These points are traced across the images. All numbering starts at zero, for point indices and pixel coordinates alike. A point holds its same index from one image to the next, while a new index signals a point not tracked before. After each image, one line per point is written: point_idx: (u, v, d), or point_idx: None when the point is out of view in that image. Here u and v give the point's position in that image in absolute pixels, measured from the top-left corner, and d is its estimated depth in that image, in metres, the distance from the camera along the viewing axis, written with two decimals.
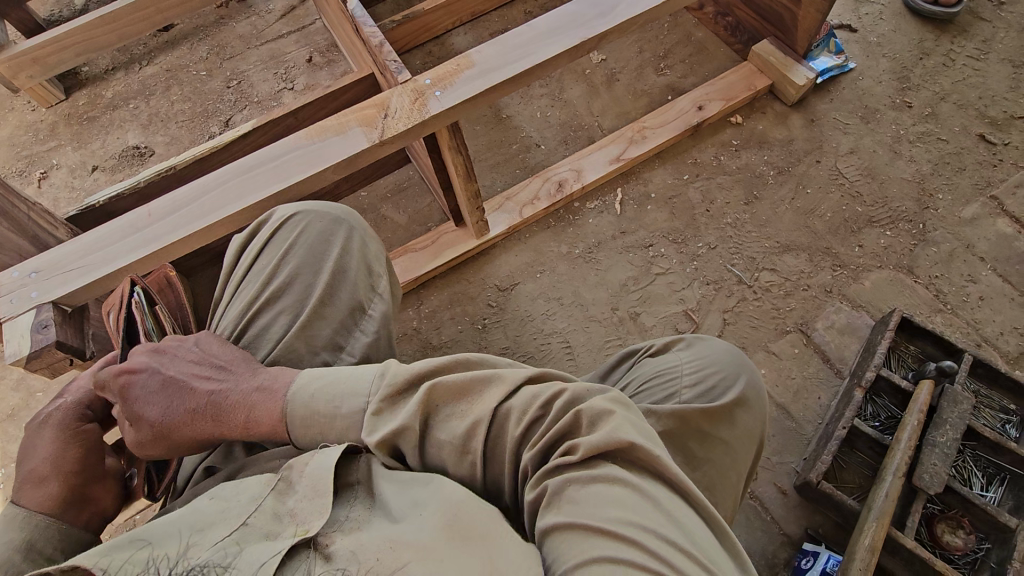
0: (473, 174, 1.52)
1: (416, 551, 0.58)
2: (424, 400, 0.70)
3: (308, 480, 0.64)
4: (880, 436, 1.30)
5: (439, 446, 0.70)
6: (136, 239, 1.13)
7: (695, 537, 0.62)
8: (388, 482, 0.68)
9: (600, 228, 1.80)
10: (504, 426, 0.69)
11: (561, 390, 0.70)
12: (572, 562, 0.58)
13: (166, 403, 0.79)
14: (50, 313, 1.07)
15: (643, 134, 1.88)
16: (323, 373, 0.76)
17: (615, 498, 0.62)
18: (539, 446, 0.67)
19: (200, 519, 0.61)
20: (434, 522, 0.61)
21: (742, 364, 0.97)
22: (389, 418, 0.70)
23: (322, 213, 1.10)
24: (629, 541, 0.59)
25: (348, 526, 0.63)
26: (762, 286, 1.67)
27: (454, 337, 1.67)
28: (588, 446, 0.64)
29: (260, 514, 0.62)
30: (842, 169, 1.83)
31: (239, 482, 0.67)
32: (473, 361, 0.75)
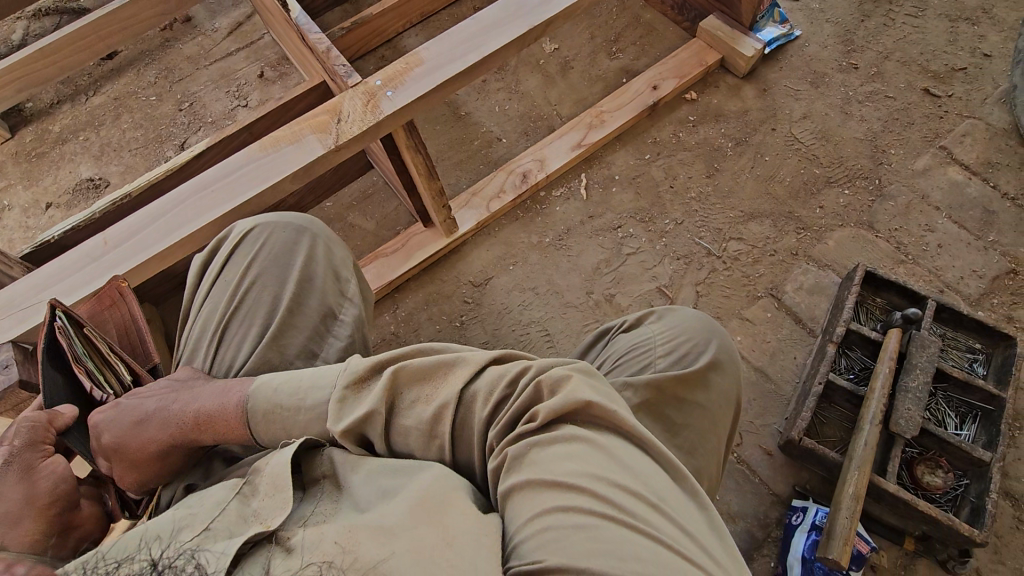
0: (435, 172, 1.52)
1: (376, 533, 0.61)
2: (387, 386, 0.72)
3: (269, 478, 0.68)
4: (856, 388, 1.33)
5: (404, 431, 0.73)
6: (94, 269, 1.11)
7: (650, 482, 0.67)
8: (357, 472, 0.70)
9: (568, 215, 1.81)
10: (471, 407, 0.72)
11: (525, 366, 0.72)
12: (532, 515, 0.64)
13: (126, 431, 0.83)
14: (10, 352, 1.04)
15: (601, 118, 1.90)
16: (287, 373, 0.80)
17: (573, 455, 0.67)
18: (506, 419, 0.70)
19: (167, 527, 0.64)
20: (394, 502, 0.65)
21: (713, 328, 0.99)
22: (354, 407, 0.72)
23: (283, 223, 1.09)
24: (584, 492, 0.64)
25: (314, 519, 0.65)
26: (731, 255, 1.70)
27: (433, 337, 1.67)
28: (548, 411, 0.68)
29: (224, 517, 0.65)
30: (796, 135, 1.87)
31: (206, 491, 0.70)
32: (435, 349, 0.79)
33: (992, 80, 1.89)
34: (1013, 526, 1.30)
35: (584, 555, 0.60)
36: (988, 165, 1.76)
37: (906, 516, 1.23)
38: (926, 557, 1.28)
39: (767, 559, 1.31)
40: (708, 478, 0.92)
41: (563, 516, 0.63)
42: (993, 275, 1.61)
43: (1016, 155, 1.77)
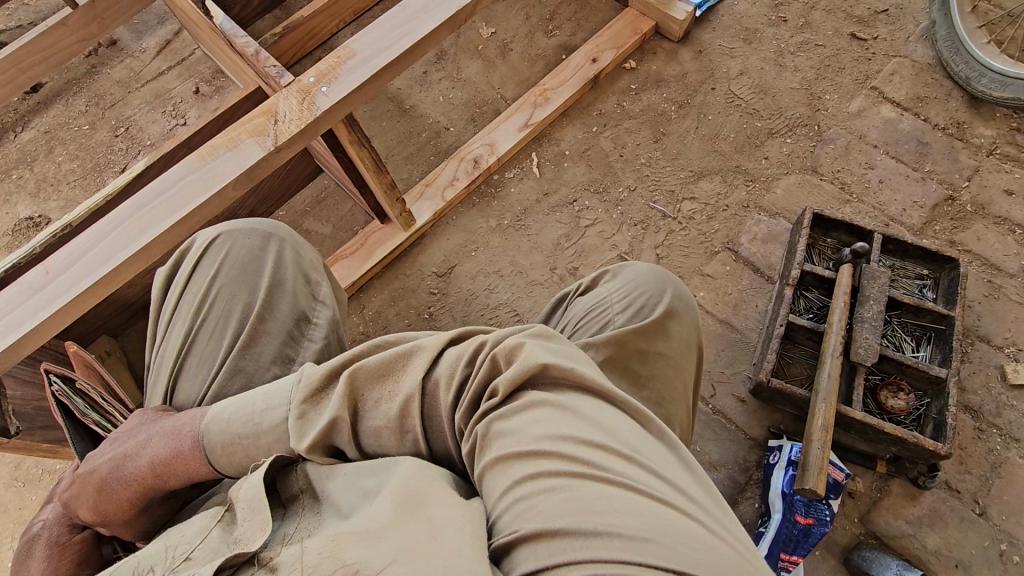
0: (382, 165, 1.50)
1: (360, 536, 0.60)
2: (344, 391, 0.72)
3: (245, 502, 0.67)
4: (816, 325, 1.38)
5: (376, 432, 0.72)
6: (38, 300, 1.08)
7: (619, 433, 0.67)
8: (335, 479, 0.70)
9: (524, 195, 1.82)
10: (436, 395, 0.71)
11: (480, 342, 0.72)
12: (505, 484, 0.63)
13: (89, 500, 0.79)
14: None
15: (545, 96, 1.91)
16: (234, 401, 0.77)
17: (538, 419, 0.67)
18: (470, 395, 0.69)
19: (150, 561, 0.66)
20: (373, 500, 0.64)
21: (666, 279, 1.02)
22: (315, 417, 0.71)
23: (248, 231, 1.07)
24: (553, 453, 0.63)
25: (297, 536, 0.65)
26: (686, 216, 1.73)
27: (404, 332, 1.67)
28: (506, 382, 0.68)
29: (207, 546, 0.66)
30: (736, 91, 1.91)
31: (192, 521, 0.71)
32: (388, 345, 0.78)
33: (912, 18, 1.96)
34: (974, 436, 1.37)
35: (559, 512, 0.59)
36: (918, 100, 1.83)
37: (876, 440, 1.28)
38: (899, 477, 1.33)
39: (751, 501, 1.35)
40: (678, 425, 0.95)
41: (536, 481, 0.62)
42: (932, 203, 1.68)
43: (943, 87, 1.84)
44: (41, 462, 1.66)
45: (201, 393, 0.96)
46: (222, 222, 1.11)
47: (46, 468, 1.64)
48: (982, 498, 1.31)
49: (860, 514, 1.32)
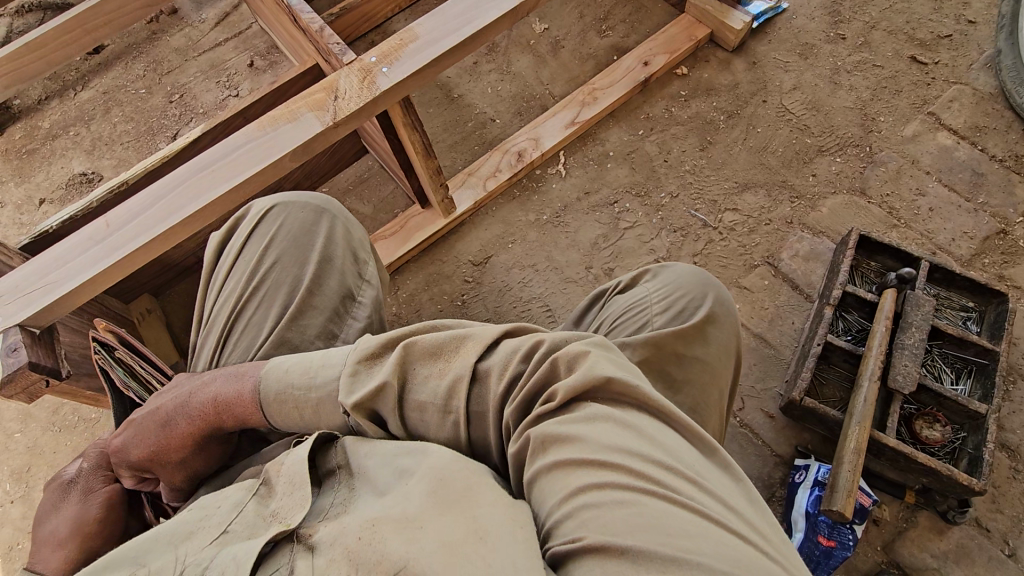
0: (431, 149, 1.51)
1: (397, 523, 0.60)
2: (401, 359, 0.74)
3: (287, 477, 0.69)
4: (854, 348, 1.36)
5: (420, 405, 0.73)
6: (96, 250, 1.12)
7: (681, 455, 0.67)
8: (374, 456, 0.71)
9: (565, 192, 1.83)
10: (486, 383, 0.72)
11: (539, 342, 0.72)
12: (564, 495, 0.63)
13: (144, 438, 0.84)
14: (18, 334, 1.05)
15: (594, 96, 1.91)
16: (296, 356, 0.81)
17: (599, 431, 0.66)
18: (519, 396, 0.70)
19: (182, 530, 0.67)
20: (408, 482, 0.65)
21: (708, 282, 1.01)
22: (368, 376, 0.74)
23: (301, 204, 1.10)
24: (614, 468, 0.63)
25: (336, 510, 0.67)
26: (727, 226, 1.71)
27: (435, 317, 1.69)
28: (566, 389, 0.68)
29: (242, 519, 0.67)
30: (787, 105, 1.89)
31: (221, 492, 0.72)
32: (450, 327, 0.79)
33: (977, 46, 1.91)
34: (1009, 476, 1.34)
35: (624, 530, 0.59)
36: (976, 129, 1.79)
37: (906, 469, 1.26)
38: (926, 509, 1.31)
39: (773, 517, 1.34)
40: (712, 431, 0.95)
41: (597, 494, 0.62)
42: (983, 235, 1.64)
43: (1003, 118, 1.79)
44: (77, 409, 1.71)
45: (250, 355, 0.99)
46: (282, 193, 1.14)
47: (83, 416, 1.70)
48: (1012, 539, 1.28)
49: (883, 542, 1.30)
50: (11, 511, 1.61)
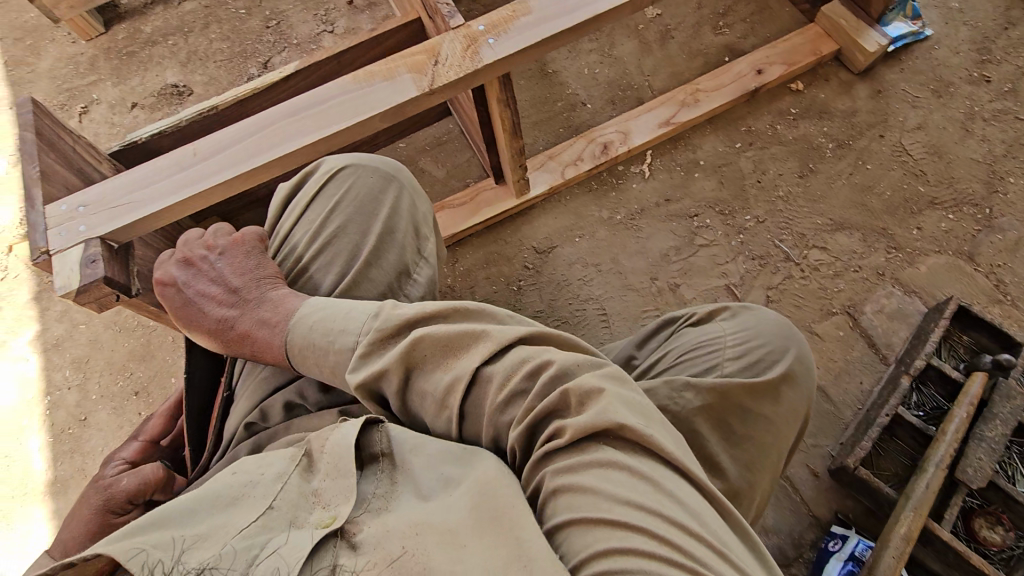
0: (519, 129, 1.45)
1: (444, 541, 0.59)
2: (410, 346, 0.71)
3: (331, 457, 0.66)
4: (925, 426, 1.26)
5: (425, 396, 0.71)
6: (182, 177, 1.13)
7: (701, 518, 0.61)
8: (418, 457, 0.67)
9: (644, 195, 1.74)
10: (485, 388, 0.69)
11: (550, 362, 0.68)
12: (577, 553, 0.58)
13: (189, 320, 0.93)
14: (98, 248, 1.08)
15: (697, 97, 1.79)
16: (327, 309, 0.80)
17: (613, 482, 0.61)
18: (524, 420, 0.66)
19: (226, 497, 0.63)
20: (455, 495, 0.64)
21: (792, 336, 0.93)
22: (377, 355, 0.73)
23: (369, 168, 1.08)
24: (630, 527, 0.58)
25: (375, 505, 0.64)
26: (811, 265, 1.60)
27: (488, 297, 1.66)
28: (577, 428, 0.63)
29: (285, 495, 0.63)
30: (906, 145, 1.73)
31: (263, 456, 0.68)
32: (468, 315, 0.74)
33: None
34: None
35: None
36: None
37: (953, 567, 1.18)
38: None
39: None
40: (763, 497, 0.89)
41: (611, 557, 0.57)
42: None
43: None
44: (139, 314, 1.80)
45: None
46: (355, 154, 1.13)
47: (142, 322, 1.78)
48: None
49: None
50: (68, 397, 1.72)
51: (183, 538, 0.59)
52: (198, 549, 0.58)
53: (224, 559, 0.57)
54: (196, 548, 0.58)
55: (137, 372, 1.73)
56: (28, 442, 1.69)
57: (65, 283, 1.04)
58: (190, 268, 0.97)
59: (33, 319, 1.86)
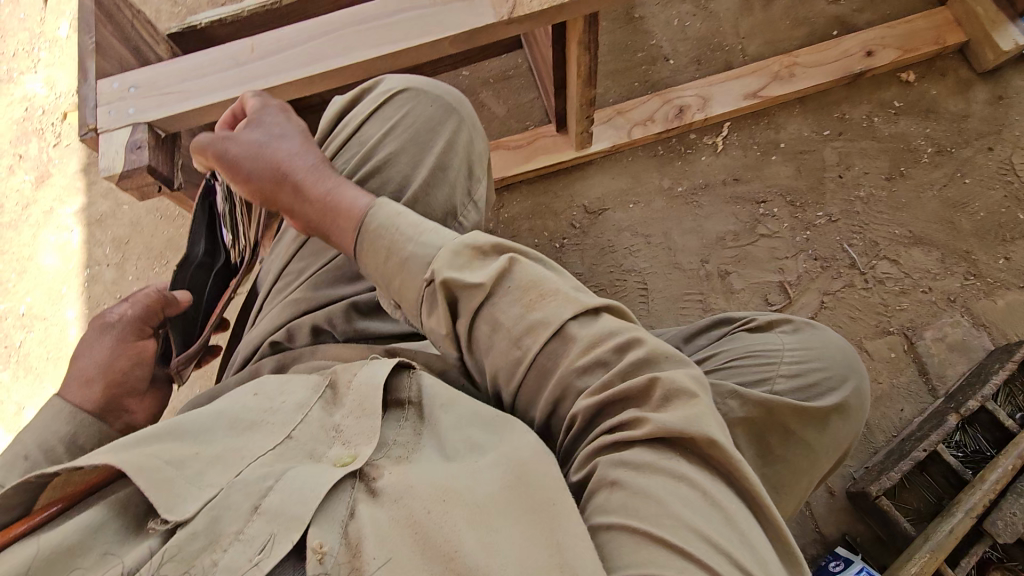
0: (594, 80, 1.33)
1: (469, 507, 0.54)
2: (505, 270, 0.66)
3: (355, 395, 0.62)
4: (961, 469, 1.19)
5: (494, 325, 0.65)
6: (236, 73, 1.07)
7: (766, 566, 0.55)
8: (446, 413, 0.63)
9: (712, 170, 1.62)
10: (563, 351, 0.64)
11: (641, 345, 0.63)
12: (617, 556, 0.54)
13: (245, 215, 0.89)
14: (145, 134, 1.06)
15: (792, 71, 1.63)
16: (382, 224, 0.73)
17: (678, 496, 0.56)
18: (595, 397, 0.61)
19: (243, 419, 0.61)
20: (481, 457, 0.59)
21: (853, 368, 0.89)
22: (466, 263, 0.67)
23: (430, 96, 1.01)
24: (682, 550, 0.53)
25: (396, 454, 0.60)
26: (876, 277, 1.48)
27: (528, 249, 1.61)
28: (656, 424, 0.58)
29: (304, 428, 0.61)
30: (1016, 164, 1.54)
31: (284, 381, 0.67)
32: (563, 273, 0.69)
33: None
34: None
35: None
36: None
37: None
38: None
39: None
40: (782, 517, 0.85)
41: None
42: None
43: None
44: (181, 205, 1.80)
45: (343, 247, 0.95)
46: (417, 77, 1.06)
47: (183, 213, 1.78)
48: None
49: None
50: (107, 274, 1.77)
51: (195, 455, 0.56)
52: (208, 472, 0.55)
53: (233, 488, 0.54)
54: (207, 470, 0.55)
55: (172, 262, 1.75)
56: (66, 311, 1.76)
57: (109, 166, 1.04)
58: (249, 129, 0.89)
59: (80, 190, 1.88)
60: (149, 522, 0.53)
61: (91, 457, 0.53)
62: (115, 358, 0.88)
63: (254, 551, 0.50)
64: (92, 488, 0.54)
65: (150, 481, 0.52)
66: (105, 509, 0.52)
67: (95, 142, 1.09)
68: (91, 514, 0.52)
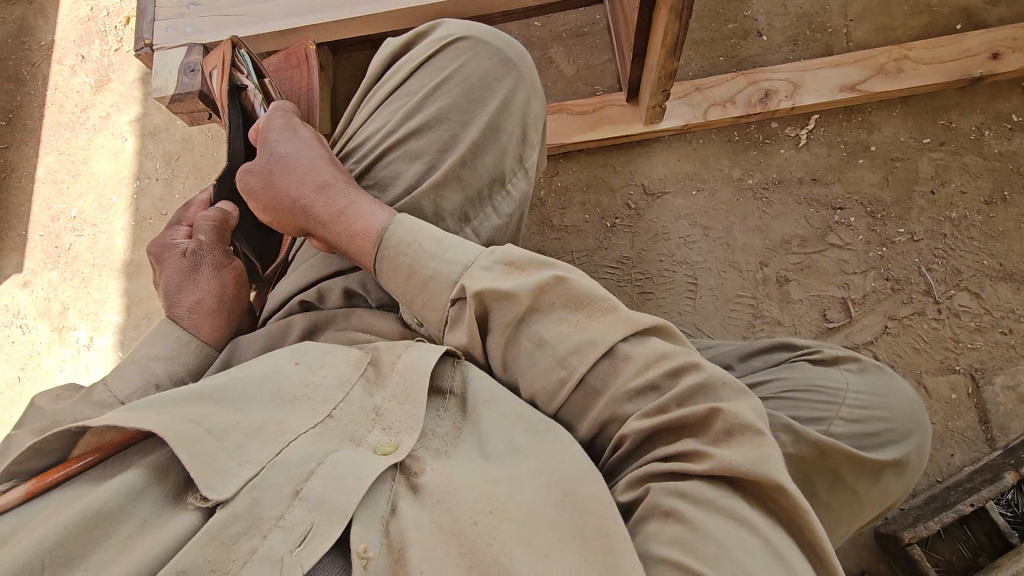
0: (679, 52, 1.20)
1: (507, 515, 0.56)
2: (542, 288, 0.64)
3: (397, 377, 0.66)
4: (1008, 531, 1.10)
5: (537, 342, 0.64)
6: (292, 5, 1.16)
7: None
8: (488, 413, 0.65)
9: (789, 165, 1.49)
10: (617, 367, 0.62)
11: (703, 373, 0.60)
12: None
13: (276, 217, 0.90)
14: (197, 58, 1.12)
15: (900, 66, 1.45)
16: (406, 246, 0.73)
17: (738, 539, 0.52)
18: (649, 420, 0.60)
19: (288, 392, 0.65)
20: (520, 465, 0.61)
21: (918, 422, 0.84)
22: (496, 279, 0.65)
23: (490, 47, 0.92)
24: None
25: (435, 449, 0.63)
26: (952, 309, 1.36)
27: (577, 225, 1.53)
28: (718, 460, 0.55)
29: (346, 409, 0.65)
30: None
31: (326, 355, 0.70)
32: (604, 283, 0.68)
33: None
34: None
35: None
36: None
37: None
38: None
39: None
40: None
41: None
42: None
43: None
44: None
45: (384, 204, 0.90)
46: (477, 24, 0.97)
47: None
48: None
49: None
50: (156, 189, 1.78)
51: (236, 425, 0.59)
52: (251, 446, 0.58)
53: (275, 468, 0.57)
54: (249, 443, 0.58)
55: None
56: (114, 220, 1.78)
57: (162, 86, 1.10)
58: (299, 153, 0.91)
59: (136, 100, 1.87)
60: (188, 491, 0.56)
61: (131, 421, 0.55)
62: (223, 289, 0.93)
63: (293, 539, 0.52)
64: (131, 442, 0.58)
65: (193, 455, 0.54)
66: (141, 471, 0.55)
67: (153, 61, 1.17)
68: (131, 475, 0.55)
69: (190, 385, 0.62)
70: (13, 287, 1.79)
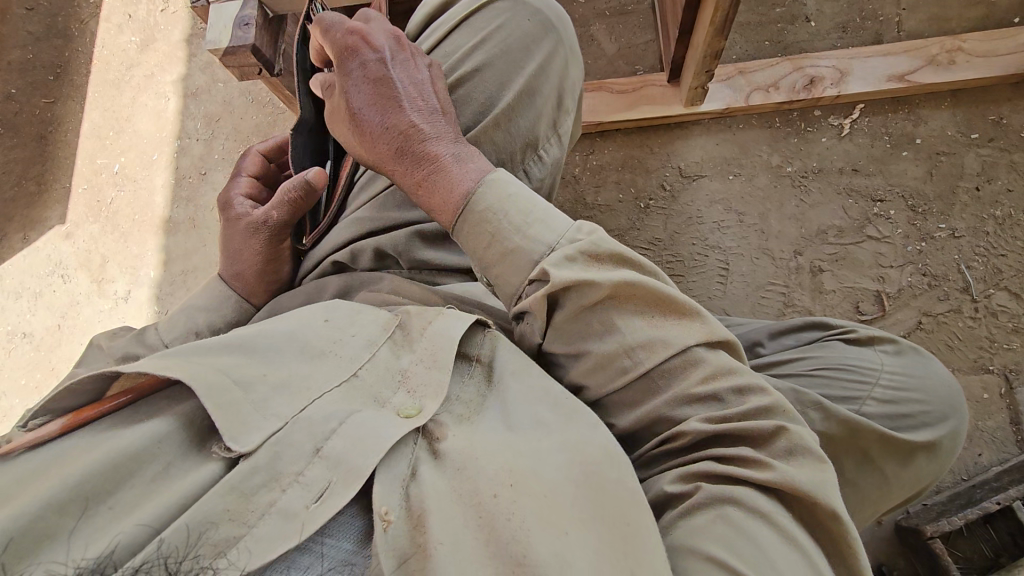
0: (726, 31, 1.19)
1: (533, 491, 0.55)
2: (627, 282, 0.62)
3: (428, 342, 0.65)
4: None
5: (604, 329, 0.63)
6: None
7: None
8: (515, 382, 0.66)
9: (830, 154, 1.46)
10: (684, 370, 0.61)
11: (770, 390, 0.60)
12: None
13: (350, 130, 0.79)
14: (252, 12, 1.13)
15: (951, 58, 1.41)
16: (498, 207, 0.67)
17: (784, 555, 0.53)
18: (710, 423, 0.59)
19: (314, 346, 0.65)
20: (544, 440, 0.60)
21: (957, 407, 0.83)
22: (580, 269, 0.62)
23: (529, 10, 0.93)
24: None
25: (459, 415, 0.63)
26: (989, 308, 1.34)
27: (611, 203, 1.53)
28: (775, 474, 0.55)
29: (371, 371, 0.64)
30: None
31: (355, 314, 0.70)
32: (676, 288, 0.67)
33: None
34: None
35: None
36: None
37: None
38: None
39: None
40: None
41: None
42: None
43: None
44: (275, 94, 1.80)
45: None
46: None
47: (273, 102, 1.79)
48: None
49: None
50: (195, 148, 1.82)
51: (263, 378, 0.59)
52: (275, 400, 0.57)
53: (298, 423, 0.56)
54: (274, 398, 0.57)
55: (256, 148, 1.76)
56: (155, 176, 1.83)
57: (216, 39, 1.12)
58: (398, 50, 0.80)
59: (180, 60, 1.90)
60: (212, 440, 0.54)
61: (162, 367, 0.54)
62: (267, 262, 0.92)
63: (311, 496, 0.52)
64: (159, 387, 0.57)
65: (219, 406, 0.53)
66: (169, 420, 0.54)
67: (207, 15, 1.19)
68: (158, 422, 0.53)
69: (221, 337, 0.62)
70: (54, 239, 1.84)
